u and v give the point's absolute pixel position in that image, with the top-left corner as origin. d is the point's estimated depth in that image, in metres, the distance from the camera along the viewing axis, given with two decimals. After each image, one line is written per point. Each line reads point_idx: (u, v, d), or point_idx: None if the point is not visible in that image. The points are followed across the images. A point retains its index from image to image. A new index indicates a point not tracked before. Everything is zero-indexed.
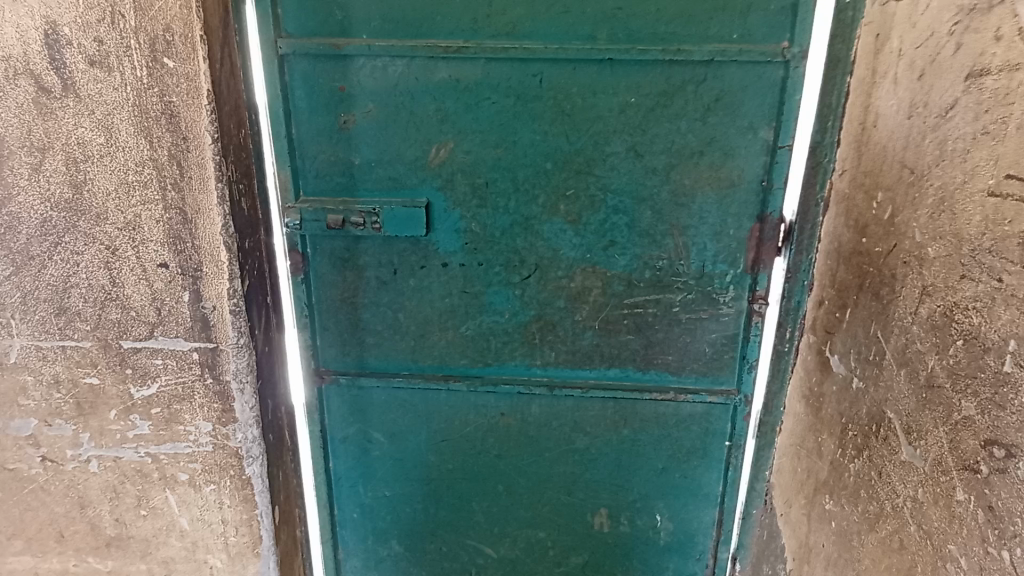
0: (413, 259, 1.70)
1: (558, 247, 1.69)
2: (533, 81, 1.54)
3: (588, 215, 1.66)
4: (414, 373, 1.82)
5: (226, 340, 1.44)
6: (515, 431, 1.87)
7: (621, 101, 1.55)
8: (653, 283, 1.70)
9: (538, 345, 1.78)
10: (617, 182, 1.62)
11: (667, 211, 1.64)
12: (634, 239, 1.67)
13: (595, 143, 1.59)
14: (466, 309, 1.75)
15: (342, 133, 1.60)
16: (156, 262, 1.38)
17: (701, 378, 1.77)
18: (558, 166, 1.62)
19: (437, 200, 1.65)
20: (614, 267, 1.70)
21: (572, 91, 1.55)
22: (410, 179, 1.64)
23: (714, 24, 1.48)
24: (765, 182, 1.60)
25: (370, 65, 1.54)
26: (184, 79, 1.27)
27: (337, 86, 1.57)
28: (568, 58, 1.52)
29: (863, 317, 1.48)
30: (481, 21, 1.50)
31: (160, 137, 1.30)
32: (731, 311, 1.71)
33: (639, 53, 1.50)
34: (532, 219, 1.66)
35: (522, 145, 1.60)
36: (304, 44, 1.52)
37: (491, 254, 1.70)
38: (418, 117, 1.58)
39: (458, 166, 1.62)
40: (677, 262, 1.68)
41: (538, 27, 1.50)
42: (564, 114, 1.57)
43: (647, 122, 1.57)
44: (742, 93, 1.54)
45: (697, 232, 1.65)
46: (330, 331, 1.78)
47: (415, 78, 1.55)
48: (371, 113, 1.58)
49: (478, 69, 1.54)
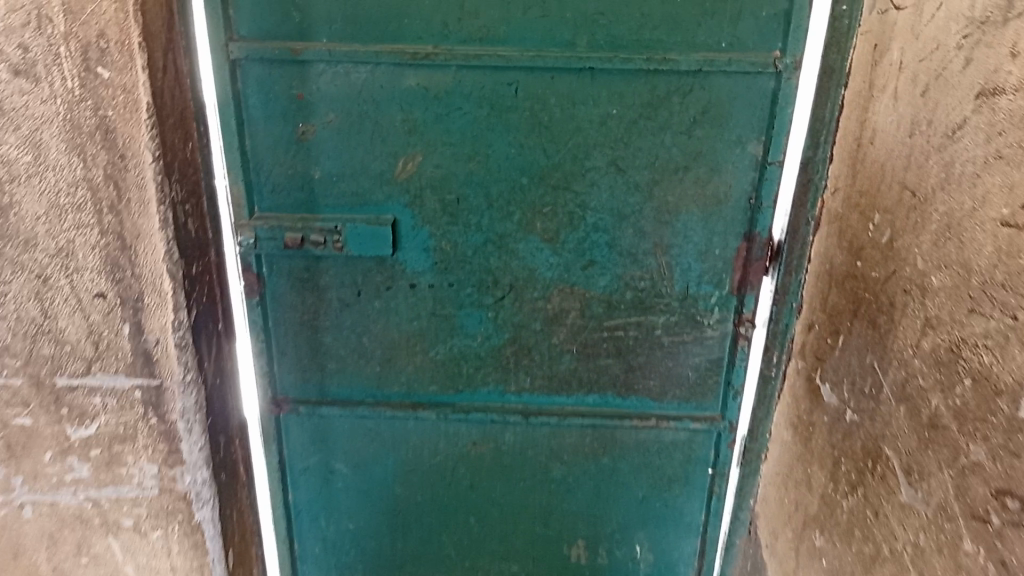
0: (378, 279, 1.59)
1: (534, 266, 1.58)
2: (508, 89, 1.43)
3: (566, 234, 1.55)
4: (379, 400, 1.71)
5: (172, 376, 1.31)
6: (488, 459, 1.76)
7: (602, 112, 1.44)
8: (635, 305, 1.60)
9: (513, 370, 1.67)
10: (598, 198, 1.51)
11: (650, 230, 1.53)
12: (615, 259, 1.56)
13: (574, 157, 1.48)
14: (436, 332, 1.64)
15: (300, 144, 1.48)
16: (93, 292, 1.24)
17: (684, 404, 1.69)
18: (535, 181, 1.51)
19: (404, 217, 1.54)
20: (594, 287, 1.59)
21: (550, 101, 1.44)
22: (374, 195, 1.52)
23: (702, 30, 1.38)
24: (754, 199, 1.49)
25: (331, 71, 1.42)
26: (120, 91, 1.13)
27: (295, 93, 1.44)
28: (546, 66, 1.41)
29: (857, 346, 1.40)
30: (452, 25, 1.38)
31: (95, 155, 1.16)
32: (716, 334, 1.62)
33: (623, 62, 1.40)
34: (506, 237, 1.56)
35: (496, 158, 1.49)
36: (258, 48, 1.39)
37: (462, 275, 1.59)
38: (384, 128, 1.46)
39: (427, 181, 1.51)
40: (660, 284, 1.58)
41: (513, 32, 1.39)
42: (541, 126, 1.46)
43: (630, 135, 1.46)
44: (731, 106, 1.43)
45: (682, 251, 1.55)
46: (288, 357, 1.66)
47: (381, 85, 1.43)
48: (332, 123, 1.46)
49: (449, 77, 1.42)
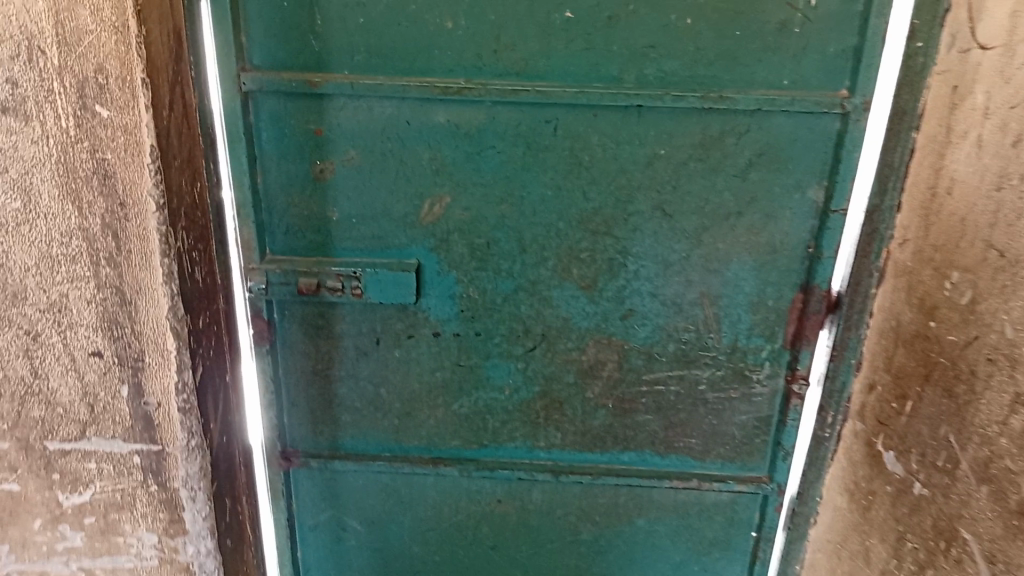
0: (398, 327, 1.46)
1: (568, 315, 1.45)
2: (547, 127, 1.31)
3: (604, 282, 1.42)
4: (397, 455, 1.58)
5: (175, 442, 1.18)
6: (513, 518, 1.63)
7: (649, 152, 1.32)
8: (678, 358, 1.48)
9: (542, 425, 1.55)
10: (641, 244, 1.39)
11: (697, 279, 1.40)
12: (658, 310, 1.44)
13: (617, 201, 1.36)
14: (460, 384, 1.51)
15: (317, 183, 1.35)
16: (87, 350, 1.11)
17: (728, 464, 1.56)
18: (572, 225, 1.38)
19: (430, 263, 1.41)
20: (633, 338, 1.47)
21: (592, 140, 1.31)
22: (397, 238, 1.39)
23: (762, 67, 1.25)
24: (812, 248, 1.37)
25: (352, 105, 1.30)
26: (121, 131, 0.99)
27: (312, 128, 1.32)
28: (590, 103, 1.28)
29: (929, 413, 1.27)
30: (486, 57, 1.26)
31: (91, 201, 1.02)
32: (765, 390, 1.49)
33: (675, 100, 1.27)
34: (539, 283, 1.43)
35: (531, 201, 1.37)
36: (273, 80, 1.27)
37: (490, 324, 1.46)
38: (409, 167, 1.34)
39: (455, 224, 1.38)
40: (706, 337, 1.45)
41: (554, 66, 1.26)
42: (581, 167, 1.33)
43: (679, 177, 1.33)
44: (790, 148, 1.30)
45: (731, 302, 1.42)
46: (300, 407, 1.54)
47: (407, 122, 1.31)
48: (352, 161, 1.34)
49: (482, 114, 1.30)
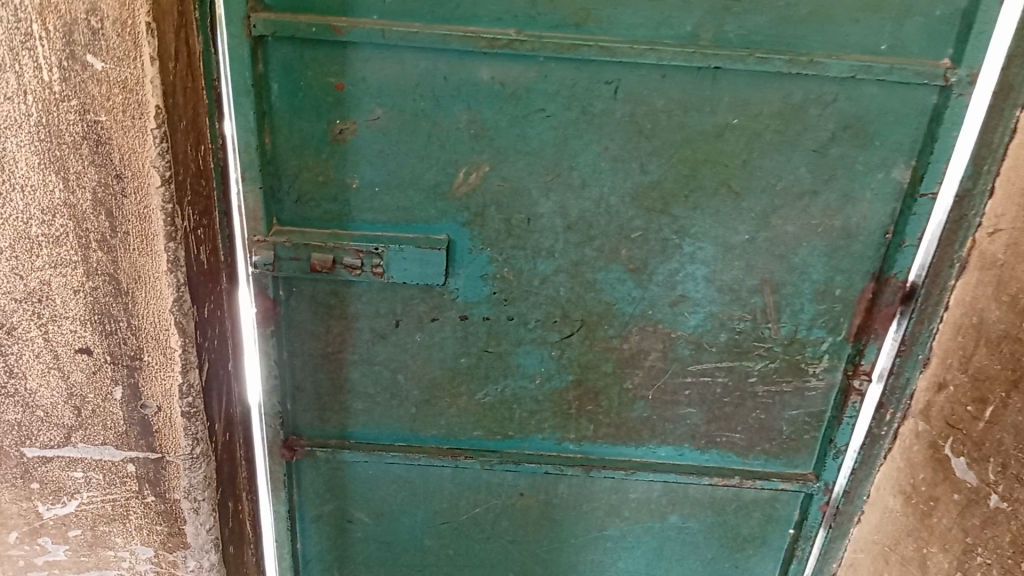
0: (422, 309, 1.31)
1: (611, 299, 1.31)
2: (605, 89, 1.14)
3: (655, 264, 1.28)
4: (413, 445, 1.44)
5: (176, 451, 1.01)
6: (536, 512, 1.51)
7: (720, 122, 1.16)
8: (730, 349, 1.34)
9: (574, 416, 1.41)
10: (701, 224, 1.24)
11: (760, 264, 1.27)
12: (712, 297, 1.30)
13: (678, 175, 1.20)
14: (486, 372, 1.37)
15: (335, 146, 1.19)
16: (74, 346, 0.92)
17: (772, 460, 1.44)
18: (625, 201, 1.23)
19: (460, 238, 1.26)
20: (681, 326, 1.32)
21: (657, 106, 1.15)
22: (425, 211, 1.24)
23: (859, 29, 1.09)
24: (891, 233, 1.24)
25: (380, 55, 1.12)
26: (119, 88, 0.79)
27: (333, 82, 1.14)
28: (659, 62, 1.11)
29: (1014, 422, 1.13)
30: (542, 5, 1.08)
31: (79, 173, 0.83)
32: (820, 386, 1.37)
33: (758, 62, 1.10)
34: (582, 264, 1.28)
35: (581, 172, 1.21)
36: (287, 23, 1.08)
37: (524, 307, 1.31)
38: (443, 131, 1.17)
39: (492, 197, 1.23)
40: (763, 327, 1.32)
41: (621, 18, 1.09)
42: (641, 136, 1.17)
43: (751, 151, 1.18)
44: (878, 122, 1.16)
45: (795, 291, 1.29)
46: (306, 393, 1.40)
47: (444, 77, 1.13)
48: (378, 122, 1.17)
49: (533, 71, 1.13)
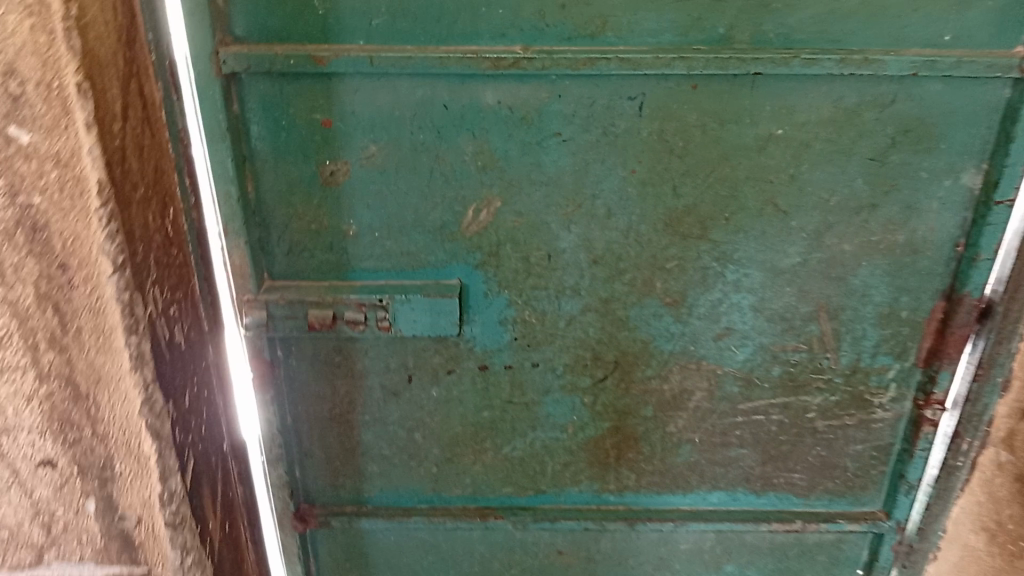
0: (436, 361, 1.17)
1: (648, 337, 1.17)
2: (627, 106, 0.99)
3: (695, 296, 1.13)
4: (437, 507, 1.30)
5: (166, 564, 0.87)
6: (578, 570, 1.37)
7: (762, 133, 1.01)
8: (784, 383, 1.20)
9: (613, 466, 1.27)
10: (744, 249, 1.09)
11: (814, 288, 1.12)
12: (761, 327, 1.15)
13: (717, 196, 1.06)
14: (512, 425, 1.23)
15: (327, 189, 1.05)
16: (34, 459, 0.75)
17: (837, 500, 1.31)
18: (657, 228, 1.08)
19: (473, 282, 1.12)
20: (728, 362, 1.18)
21: (689, 121, 1.00)
22: (431, 254, 1.10)
23: (919, 18, 0.94)
24: (963, 246, 1.09)
25: (370, 86, 0.98)
26: (55, 163, 0.66)
27: (319, 118, 1.00)
28: (690, 72, 0.96)
29: None
30: (551, 15, 0.93)
31: (18, 263, 0.67)
32: (887, 416, 1.23)
33: (805, 65, 0.95)
34: (613, 301, 1.14)
35: (605, 200, 1.06)
36: (260, 56, 0.94)
37: (550, 352, 1.17)
38: (447, 165, 1.03)
39: (506, 234, 1.08)
40: (821, 358, 1.18)
41: (642, 24, 0.94)
42: (671, 155, 1.03)
43: (800, 164, 1.03)
44: (943, 123, 1.00)
45: (856, 316, 1.14)
46: (315, 458, 1.26)
47: (444, 104, 0.99)
48: (373, 160, 1.03)
49: (545, 91, 0.98)
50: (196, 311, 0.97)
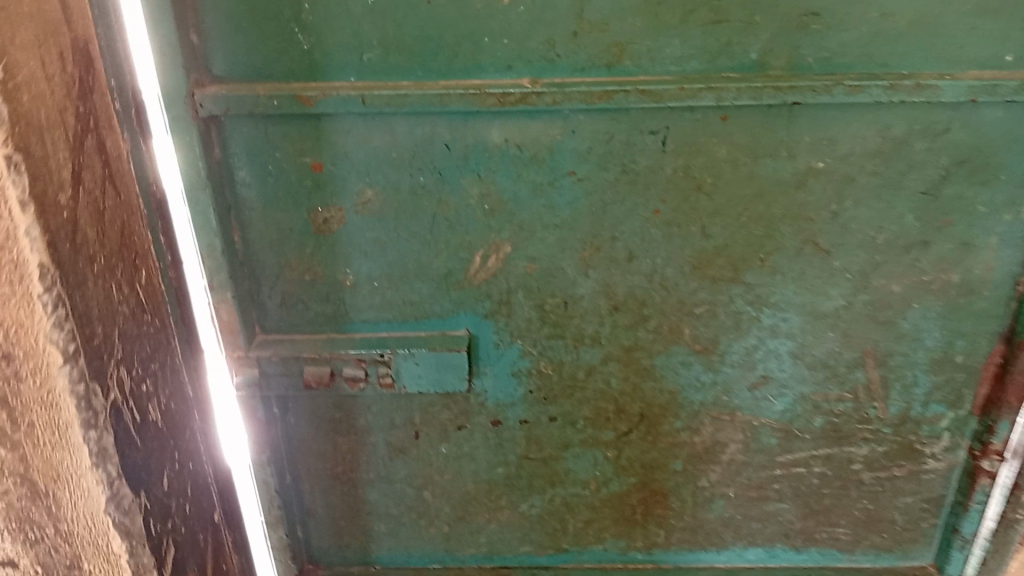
0: (445, 416, 1.08)
1: (676, 388, 1.07)
2: (648, 140, 0.89)
3: (728, 344, 1.03)
4: (450, 567, 1.21)
5: None
6: None
7: (801, 167, 0.91)
8: (826, 435, 1.10)
9: (640, 522, 1.17)
10: (782, 292, 0.99)
11: (860, 333, 1.02)
12: (801, 375, 1.05)
13: (751, 236, 0.95)
14: (530, 481, 1.14)
15: (320, 238, 0.96)
16: None
17: (884, 555, 1.20)
18: (684, 271, 0.98)
19: (483, 333, 1.02)
20: (765, 412, 1.08)
21: (718, 155, 0.90)
22: (437, 304, 1.00)
23: (978, 37, 0.83)
24: None
25: (364, 125, 0.88)
26: None
27: (308, 162, 0.91)
28: (720, 103, 0.86)
29: None
30: (561, 44, 0.84)
31: None
32: (940, 467, 1.12)
33: (849, 92, 0.85)
34: (637, 350, 1.04)
35: (627, 242, 0.96)
36: (240, 98, 0.85)
37: (569, 405, 1.08)
38: (452, 209, 0.94)
39: (519, 281, 0.99)
40: (868, 407, 1.08)
41: (664, 51, 0.84)
42: (699, 193, 0.93)
43: (844, 199, 0.93)
44: (1004, 152, 0.89)
45: (905, 361, 1.04)
46: (319, 517, 1.17)
47: (446, 144, 0.90)
48: (369, 206, 0.94)
49: (557, 127, 0.89)
50: (178, 377, 0.88)
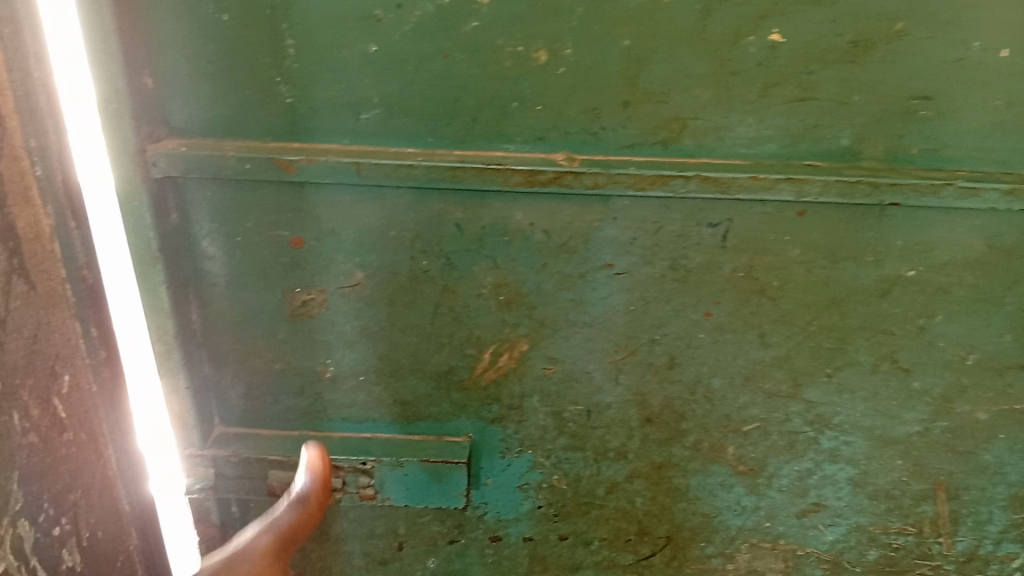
0: (436, 529, 0.91)
1: (710, 510, 0.90)
2: (705, 234, 0.73)
3: (776, 466, 0.87)
4: None
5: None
6: None
7: (887, 275, 0.75)
8: (880, 569, 0.94)
9: None
10: (848, 413, 0.83)
11: (933, 463, 0.86)
12: (859, 505, 0.89)
13: (818, 347, 0.79)
14: None
15: (296, 324, 0.79)
16: None
17: None
18: (734, 383, 0.82)
19: (487, 440, 0.86)
20: (812, 541, 0.92)
21: (789, 256, 0.74)
22: (434, 406, 0.84)
23: None
24: None
25: (357, 196, 0.72)
26: None
27: (286, 237, 0.74)
28: (796, 198, 0.70)
29: None
30: (608, 115, 0.67)
31: None
32: None
33: (959, 195, 0.69)
34: (669, 467, 0.87)
35: (667, 347, 0.80)
36: (205, 158, 0.69)
37: (582, 522, 0.91)
38: (459, 298, 0.77)
39: (534, 384, 0.82)
40: (932, 543, 0.91)
41: (734, 130, 0.68)
42: (762, 297, 0.76)
43: (934, 315, 0.77)
44: None
45: (983, 497, 0.88)
46: None
47: (457, 224, 0.73)
48: (358, 290, 0.77)
49: (596, 212, 0.72)
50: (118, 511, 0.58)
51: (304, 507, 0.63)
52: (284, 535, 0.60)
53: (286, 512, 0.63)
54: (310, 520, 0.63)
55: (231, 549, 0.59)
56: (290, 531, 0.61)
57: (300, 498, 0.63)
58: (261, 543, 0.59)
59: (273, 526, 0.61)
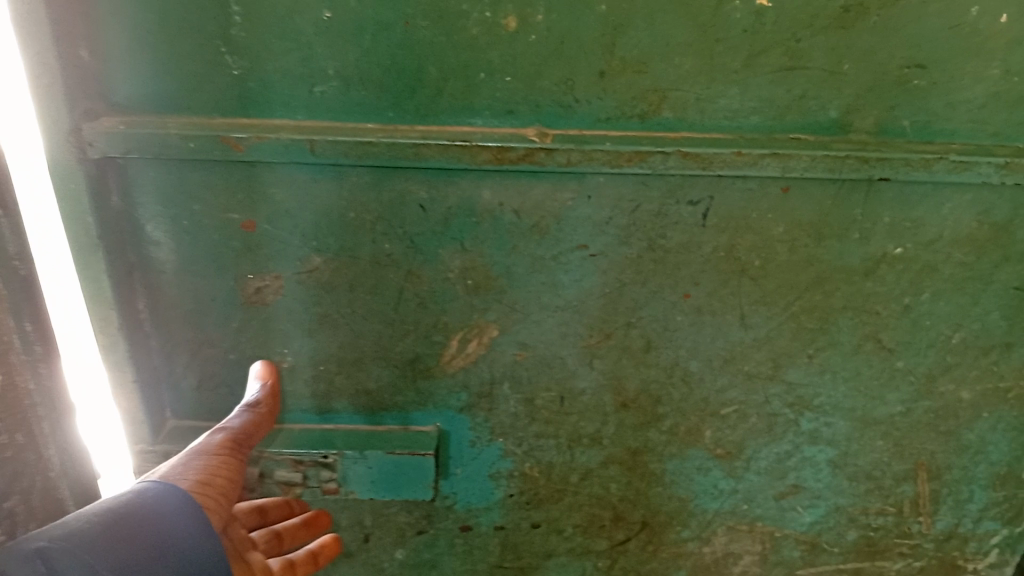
0: (404, 520, 0.87)
1: (687, 494, 0.87)
2: (685, 212, 0.69)
3: (756, 449, 0.84)
4: None
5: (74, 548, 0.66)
6: None
7: (873, 253, 0.72)
8: (858, 549, 0.92)
9: None
10: (830, 394, 0.80)
11: (914, 442, 0.84)
12: (839, 486, 0.87)
13: (801, 328, 0.76)
14: None
15: (249, 312, 0.74)
16: None
17: None
18: (713, 366, 0.78)
19: (456, 429, 0.81)
20: (790, 523, 0.90)
21: (772, 234, 0.70)
22: (399, 395, 0.79)
23: None
24: None
25: (312, 175, 0.66)
26: None
27: (237, 220, 0.69)
28: (782, 175, 0.66)
29: None
30: (583, 86, 0.63)
31: None
32: None
33: (951, 170, 0.66)
34: (646, 452, 0.84)
35: (645, 330, 0.76)
36: (144, 135, 0.63)
37: (556, 510, 0.88)
38: (425, 282, 0.72)
39: (505, 371, 0.78)
40: (911, 522, 0.89)
41: (718, 102, 0.63)
42: (743, 277, 0.73)
43: (920, 293, 0.74)
44: None
45: (963, 476, 0.86)
46: None
47: (421, 204, 0.68)
48: (316, 275, 0.72)
49: (570, 190, 0.68)
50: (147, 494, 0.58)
51: (255, 409, 0.71)
52: (237, 436, 0.68)
53: (239, 415, 0.70)
54: (261, 419, 0.70)
55: (190, 448, 0.67)
56: (242, 432, 0.69)
57: (247, 413, 0.70)
58: (215, 442, 0.67)
59: (225, 427, 0.68)
